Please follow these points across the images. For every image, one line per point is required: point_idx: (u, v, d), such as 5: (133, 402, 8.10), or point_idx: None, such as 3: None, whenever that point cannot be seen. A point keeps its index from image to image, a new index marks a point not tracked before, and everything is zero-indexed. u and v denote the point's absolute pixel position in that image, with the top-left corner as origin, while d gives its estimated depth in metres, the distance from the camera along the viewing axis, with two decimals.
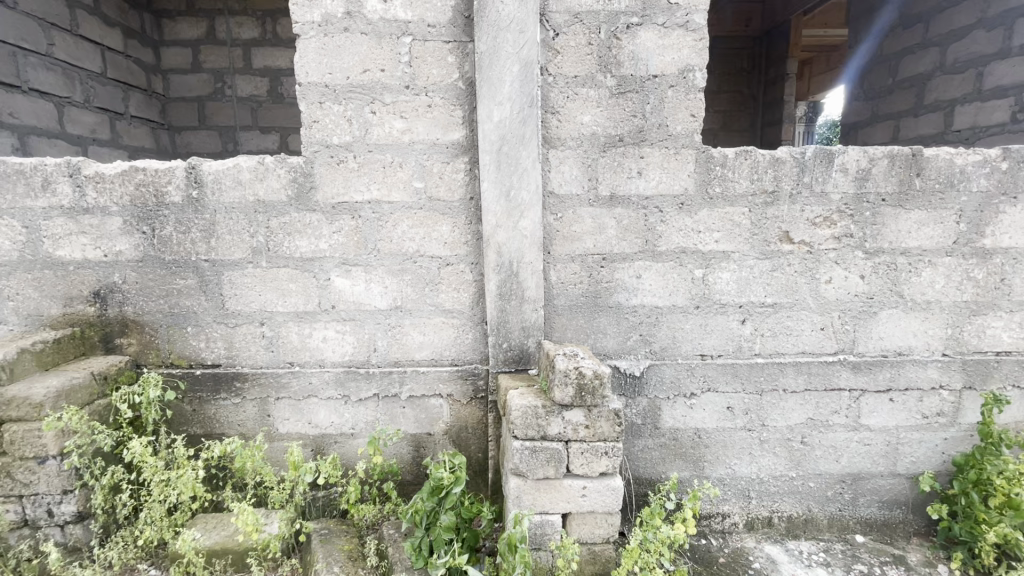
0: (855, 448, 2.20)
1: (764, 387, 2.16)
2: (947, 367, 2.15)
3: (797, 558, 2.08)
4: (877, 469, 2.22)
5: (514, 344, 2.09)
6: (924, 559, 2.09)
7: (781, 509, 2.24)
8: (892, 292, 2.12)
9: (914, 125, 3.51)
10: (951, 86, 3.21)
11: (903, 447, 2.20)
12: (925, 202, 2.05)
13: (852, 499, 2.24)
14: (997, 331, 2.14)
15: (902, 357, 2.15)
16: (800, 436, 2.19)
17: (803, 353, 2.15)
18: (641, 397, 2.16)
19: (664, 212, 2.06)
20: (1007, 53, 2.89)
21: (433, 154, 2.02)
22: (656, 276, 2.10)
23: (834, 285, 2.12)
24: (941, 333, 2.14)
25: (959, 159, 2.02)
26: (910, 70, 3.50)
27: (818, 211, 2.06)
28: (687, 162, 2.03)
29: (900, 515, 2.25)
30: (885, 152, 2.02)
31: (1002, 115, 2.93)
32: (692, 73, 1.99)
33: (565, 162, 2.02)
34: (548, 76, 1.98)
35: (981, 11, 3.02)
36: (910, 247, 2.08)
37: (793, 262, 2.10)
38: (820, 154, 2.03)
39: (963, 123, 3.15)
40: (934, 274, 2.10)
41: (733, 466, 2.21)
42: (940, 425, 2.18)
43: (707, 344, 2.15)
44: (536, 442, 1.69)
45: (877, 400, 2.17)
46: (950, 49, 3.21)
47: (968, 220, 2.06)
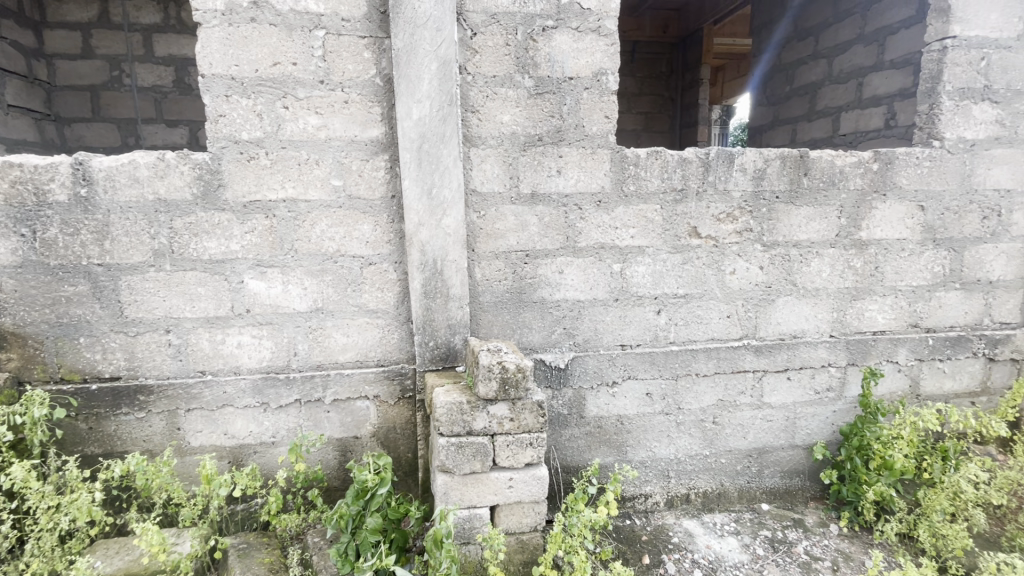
0: (760, 424, 2.40)
1: (679, 372, 2.30)
2: (834, 347, 2.39)
3: (711, 529, 2.25)
4: (779, 443, 2.44)
5: (441, 342, 2.09)
6: (819, 520, 2.33)
7: (697, 485, 2.40)
8: (786, 281, 2.33)
9: (808, 129, 3.87)
10: (837, 95, 3.58)
11: (800, 421, 2.43)
12: (812, 199, 2.28)
13: (758, 471, 2.44)
14: (874, 313, 2.41)
15: (796, 339, 2.37)
16: (712, 416, 2.36)
17: (712, 339, 2.32)
18: (566, 388, 2.23)
19: (583, 209, 2.14)
20: (880, 66, 3.24)
21: (352, 152, 1.98)
22: (577, 271, 2.18)
23: (737, 276, 2.30)
24: (829, 316, 2.38)
25: (838, 160, 2.26)
26: (804, 79, 3.86)
27: (721, 208, 2.23)
28: (603, 162, 2.12)
29: (800, 483, 2.48)
30: (777, 153, 2.22)
31: (878, 121, 3.28)
32: (605, 76, 2.08)
33: (487, 160, 2.05)
34: (466, 75, 1.99)
35: (860, 27, 3.37)
36: (801, 239, 2.30)
37: (701, 256, 2.25)
38: (722, 154, 2.19)
39: (847, 128, 3.51)
40: (821, 264, 2.33)
41: (654, 449, 2.34)
42: (830, 399, 2.43)
43: (626, 334, 2.26)
44: (462, 438, 1.71)
45: (776, 379, 2.39)
46: (836, 61, 3.57)
47: (847, 214, 2.31)
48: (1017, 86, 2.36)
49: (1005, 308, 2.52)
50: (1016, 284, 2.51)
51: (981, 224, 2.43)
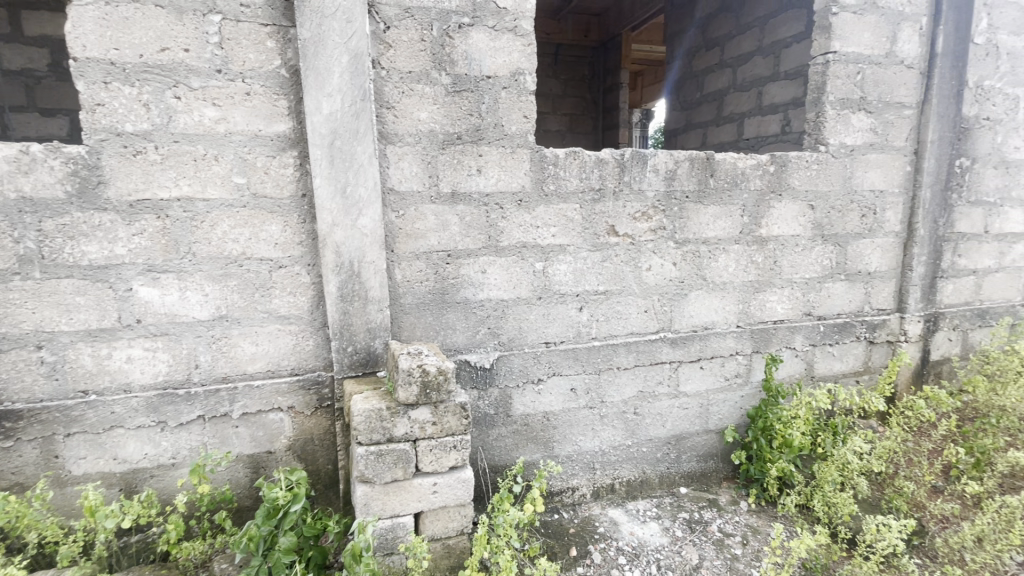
0: (677, 412, 2.53)
1: (601, 366, 2.37)
2: (740, 337, 2.57)
3: (634, 516, 2.34)
4: (695, 428, 2.58)
5: (360, 347, 2.01)
6: (731, 499, 2.49)
7: (621, 475, 2.48)
8: (697, 276, 2.47)
9: (716, 133, 4.13)
10: (741, 102, 3.85)
11: (712, 407, 2.59)
12: (718, 199, 2.43)
13: (676, 457, 2.57)
14: (774, 304, 2.62)
15: (707, 330, 2.52)
16: (633, 407, 2.46)
17: (631, 334, 2.41)
18: (492, 388, 2.23)
19: (504, 208, 2.14)
20: (777, 76, 3.52)
21: (256, 147, 1.85)
22: (499, 270, 2.18)
23: (653, 272, 2.40)
24: (735, 308, 2.56)
25: (740, 163, 2.43)
26: (712, 86, 4.12)
27: (637, 207, 2.32)
28: (523, 161, 2.13)
29: (714, 465, 2.64)
30: (686, 155, 2.35)
31: (775, 127, 3.57)
32: (523, 76, 2.09)
33: (404, 158, 1.99)
34: (380, 70, 1.93)
35: (759, 40, 3.66)
36: (709, 237, 2.45)
37: (619, 253, 2.33)
38: (635, 155, 2.28)
39: (750, 133, 3.79)
40: (727, 259, 2.50)
41: (579, 443, 2.40)
42: (738, 384, 2.61)
43: (550, 332, 2.30)
44: (382, 446, 1.65)
45: (690, 368, 2.52)
46: (739, 70, 3.84)
47: (749, 213, 2.49)
48: (886, 99, 2.66)
49: (882, 296, 2.83)
50: (890, 274, 2.83)
51: (861, 221, 2.71)
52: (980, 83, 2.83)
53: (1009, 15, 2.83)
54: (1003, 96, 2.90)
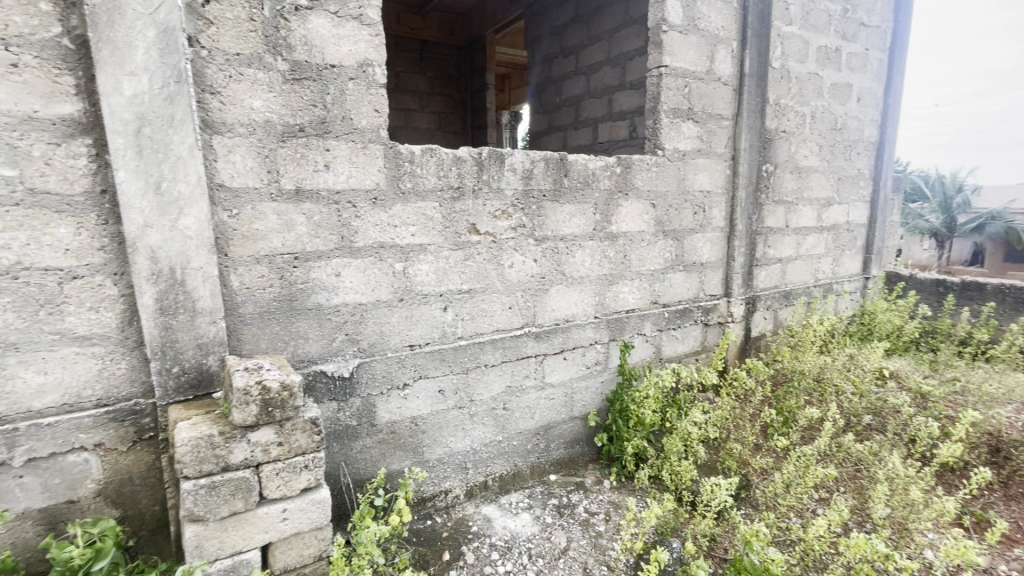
0: (544, 403, 2.63)
1: (469, 365, 2.36)
2: (598, 327, 2.75)
3: (507, 510, 2.38)
4: (561, 417, 2.70)
5: (189, 366, 1.75)
6: (596, 479, 2.64)
7: (493, 471, 2.51)
8: (557, 272, 2.58)
9: (575, 136, 4.37)
10: (595, 107, 4.12)
11: (576, 395, 2.73)
12: (572, 197, 2.56)
13: (546, 446, 2.66)
14: (626, 294, 2.84)
15: (568, 323, 2.65)
16: (502, 403, 2.49)
17: (496, 331, 2.44)
18: (353, 398, 2.10)
19: (358, 206, 2.02)
20: (623, 86, 3.83)
21: (30, 132, 1.50)
22: (355, 272, 2.06)
23: (515, 269, 2.45)
24: (592, 300, 2.72)
25: (591, 164, 2.59)
26: (570, 92, 4.36)
27: (497, 206, 2.35)
28: (376, 157, 2.03)
29: (580, 450, 2.79)
30: (541, 156, 2.44)
31: (624, 132, 3.87)
32: (371, 68, 1.99)
33: (235, 150, 1.78)
34: (200, 49, 1.69)
35: (607, 51, 3.95)
36: (566, 233, 2.57)
37: (481, 251, 2.34)
38: (493, 154, 2.30)
39: (604, 137, 4.07)
40: (583, 255, 2.65)
41: (450, 444, 2.37)
42: (598, 371, 2.79)
43: (414, 334, 2.23)
44: (215, 477, 1.46)
45: (555, 360, 2.63)
46: (592, 78, 4.11)
47: (600, 211, 2.67)
48: (709, 110, 3.03)
49: (713, 283, 3.23)
50: (718, 264, 3.24)
51: (693, 218, 3.06)
52: (778, 101, 3.36)
53: (796, 45, 3.40)
54: (794, 113, 3.48)
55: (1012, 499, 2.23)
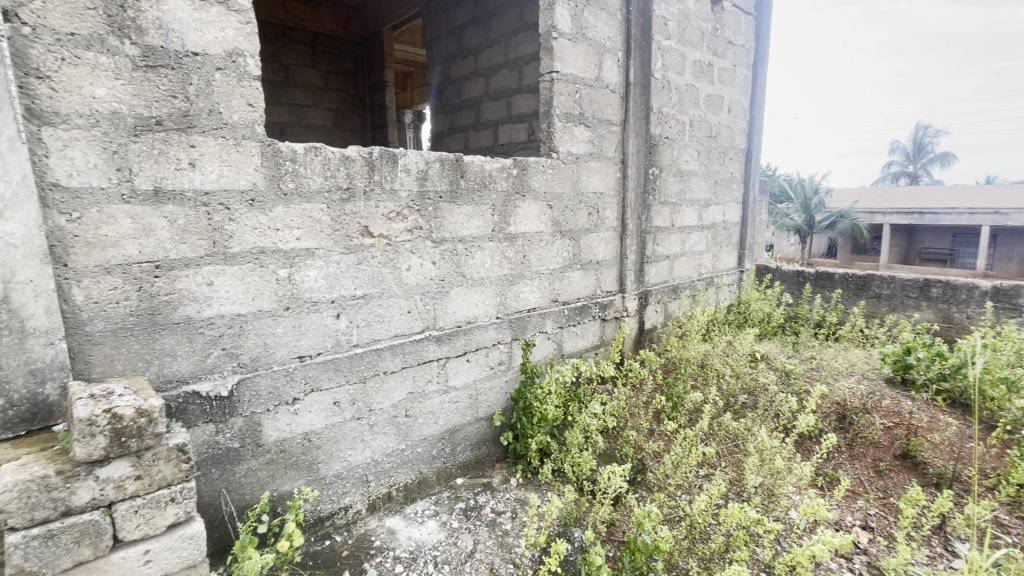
0: (448, 407, 2.60)
1: (366, 374, 2.27)
2: (500, 327, 2.77)
3: (412, 519, 2.31)
4: (466, 419, 2.69)
5: (19, 397, 1.50)
6: (503, 477, 2.66)
7: (397, 480, 2.43)
8: (457, 273, 2.56)
9: (476, 137, 4.38)
10: (494, 110, 4.16)
11: (481, 396, 2.73)
12: (470, 199, 2.56)
13: (451, 450, 2.64)
14: (526, 294, 2.89)
15: (470, 324, 2.64)
16: (404, 410, 2.42)
17: (395, 336, 2.36)
18: (234, 418, 1.93)
19: (232, 209, 1.85)
20: (521, 89, 3.91)
21: None
22: (232, 280, 1.88)
23: (413, 272, 2.40)
24: (494, 301, 2.74)
25: (487, 166, 2.60)
26: (470, 93, 4.36)
27: (391, 208, 2.28)
28: (251, 155, 1.88)
29: (486, 450, 2.80)
30: (436, 156, 2.40)
31: (522, 135, 3.95)
32: (242, 58, 1.83)
33: (73, 145, 1.55)
34: (21, 26, 1.45)
35: (504, 55, 4.00)
36: (464, 235, 2.56)
37: (375, 255, 2.25)
38: (384, 154, 2.22)
39: (504, 139, 4.12)
40: (483, 256, 2.66)
41: (348, 458, 2.26)
42: (502, 371, 2.81)
43: (304, 344, 2.09)
44: (52, 525, 1.26)
45: (457, 363, 2.61)
46: (491, 80, 4.15)
47: (498, 212, 2.69)
48: (599, 116, 3.19)
49: (608, 280, 3.40)
50: (612, 262, 3.41)
51: (588, 219, 3.20)
52: (661, 109, 3.62)
53: (674, 58, 3.69)
54: (675, 121, 3.77)
55: (855, 457, 2.58)
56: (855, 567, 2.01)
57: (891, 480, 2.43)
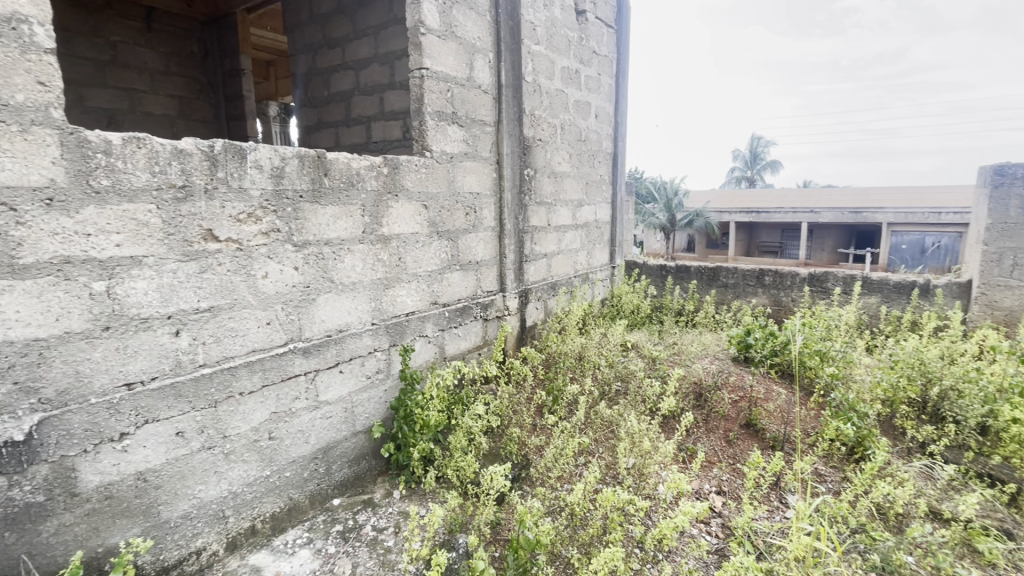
0: (319, 423, 2.40)
1: (217, 397, 2.00)
2: (376, 334, 2.63)
3: (281, 552, 2.10)
4: (341, 435, 2.51)
5: None
6: (385, 491, 2.53)
7: (262, 511, 2.19)
8: (324, 279, 2.38)
9: (347, 134, 4.13)
10: (366, 105, 3.96)
11: (357, 408, 2.57)
12: (335, 198, 2.39)
13: (326, 470, 2.45)
14: (404, 297, 2.79)
15: (342, 333, 2.47)
16: (267, 433, 2.19)
17: (252, 352, 2.12)
18: (36, 467, 1.58)
19: (20, 210, 1.52)
20: (393, 85, 3.76)
21: None
22: (24, 299, 1.54)
23: (271, 279, 2.17)
24: (368, 306, 2.59)
25: (354, 163, 2.45)
26: (338, 86, 4.10)
27: (240, 208, 2.03)
28: (46, 145, 1.55)
29: (366, 465, 2.64)
30: (294, 152, 2.20)
31: (397, 133, 3.80)
32: (28, 26, 1.50)
33: None
34: None
35: (374, 48, 3.83)
36: (331, 237, 2.39)
37: (223, 261, 2.00)
38: (230, 148, 1.98)
39: (377, 136, 3.93)
40: (353, 259, 2.50)
41: (198, 494, 1.98)
42: (380, 380, 2.68)
43: (133, 369, 1.79)
44: None
45: (329, 375, 2.42)
46: (361, 74, 3.94)
47: (369, 213, 2.55)
48: (472, 116, 3.17)
49: (488, 280, 3.41)
50: (492, 262, 3.43)
51: (465, 219, 3.18)
52: (533, 111, 3.72)
53: (544, 63, 3.81)
54: (546, 124, 3.90)
55: (710, 430, 2.88)
56: (712, 530, 2.24)
57: (738, 447, 2.75)
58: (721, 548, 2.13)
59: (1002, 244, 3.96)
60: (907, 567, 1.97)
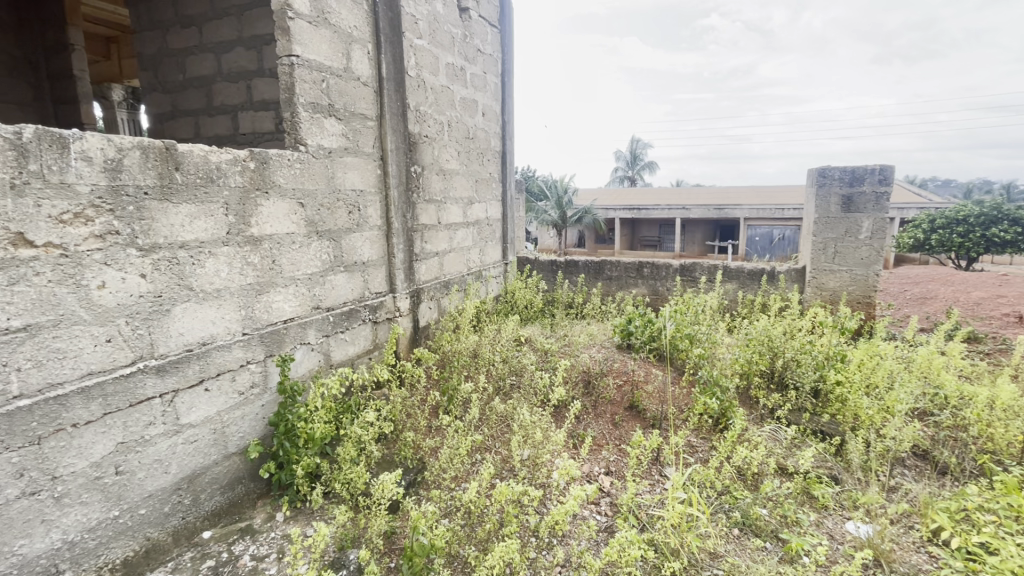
0: (182, 450, 2.13)
1: (43, 432, 1.69)
2: (248, 345, 2.40)
3: None
4: (210, 460, 2.26)
5: None
6: (267, 515, 2.32)
7: (110, 558, 1.89)
8: (180, 287, 2.11)
9: (210, 124, 3.71)
10: (230, 92, 3.59)
11: (228, 429, 2.33)
12: (190, 196, 2.12)
13: (193, 500, 2.18)
14: (280, 303, 2.57)
15: (206, 346, 2.21)
16: (113, 468, 1.89)
17: (89, 376, 1.82)
18: None
19: None
20: (261, 72, 3.45)
21: None
22: None
23: (111, 289, 1.87)
24: (237, 315, 2.35)
25: (213, 157, 2.20)
26: (195, 69, 3.66)
27: (63, 207, 1.73)
28: None
29: (243, 489, 2.40)
30: (134, 143, 1.92)
31: (269, 125, 3.49)
32: None
33: None
34: None
35: (238, 30, 3.47)
36: (187, 240, 2.12)
37: (43, 271, 1.68)
38: (46, 137, 1.67)
39: (245, 127, 3.58)
40: (217, 264, 2.25)
41: (20, 551, 1.65)
42: (255, 395, 2.44)
43: None
44: None
45: (192, 396, 2.16)
46: (223, 58, 3.56)
47: (234, 212, 2.31)
48: (351, 109, 3.01)
49: (376, 281, 3.28)
50: (379, 262, 3.30)
51: (348, 218, 3.01)
52: (418, 107, 3.63)
53: (427, 58, 3.74)
54: (432, 120, 3.83)
55: (598, 414, 3.05)
56: (601, 509, 2.37)
57: (624, 428, 2.94)
58: (610, 525, 2.26)
59: (827, 235, 4.67)
60: (762, 519, 2.26)
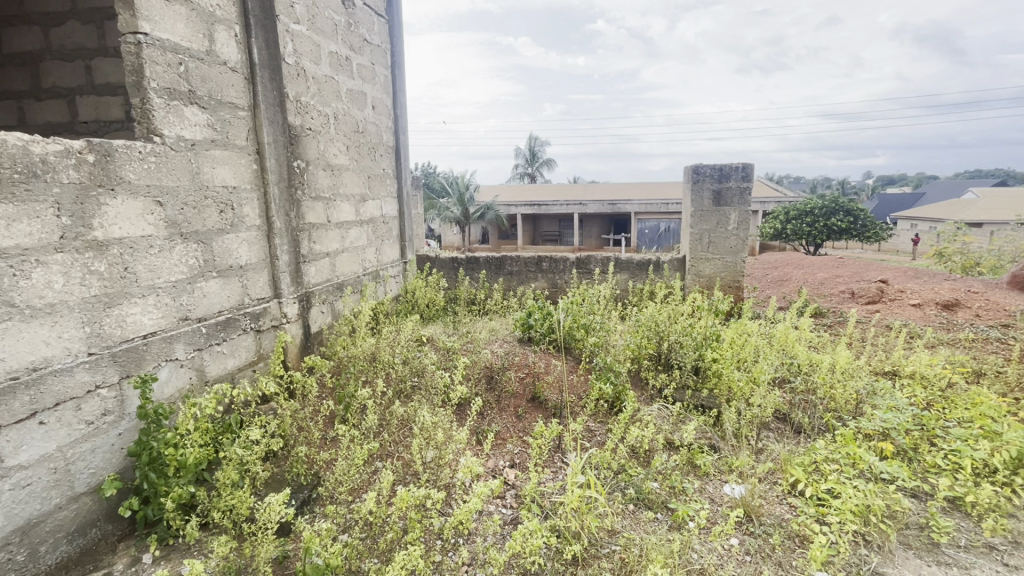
0: (10, 497, 1.79)
1: None
2: (97, 367, 2.07)
3: None
4: (51, 505, 1.92)
5: None
6: (130, 559, 2.01)
7: None
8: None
9: (39, 110, 3.14)
10: (65, 74, 3.07)
11: (74, 466, 2.00)
12: (6, 195, 1.78)
13: (28, 556, 1.84)
14: (138, 316, 2.26)
15: (38, 372, 1.88)
16: None
17: None
18: None
19: None
20: (105, 51, 3.00)
21: None
22: None
23: None
24: (79, 333, 2.02)
25: (36, 147, 1.86)
26: (15, 44, 3.08)
27: None
28: None
29: (97, 534, 2.08)
30: None
31: (118, 113, 3.05)
32: None
33: None
34: None
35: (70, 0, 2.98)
36: (4, 247, 1.78)
37: None
38: None
39: (87, 115, 3.09)
40: (48, 274, 1.91)
41: None
42: (109, 424, 2.12)
43: None
44: None
45: (20, 432, 1.81)
46: (52, 32, 3.04)
47: (69, 212, 1.98)
48: (218, 97, 2.71)
49: (257, 286, 3.00)
50: (260, 265, 3.03)
51: (220, 217, 2.72)
52: (298, 97, 3.38)
53: (307, 46, 3.49)
54: (316, 112, 3.59)
55: (501, 409, 3.07)
56: (507, 502, 2.39)
57: (526, 420, 3.00)
58: (514, 517, 2.29)
59: (701, 226, 5.13)
60: (654, 493, 2.43)
